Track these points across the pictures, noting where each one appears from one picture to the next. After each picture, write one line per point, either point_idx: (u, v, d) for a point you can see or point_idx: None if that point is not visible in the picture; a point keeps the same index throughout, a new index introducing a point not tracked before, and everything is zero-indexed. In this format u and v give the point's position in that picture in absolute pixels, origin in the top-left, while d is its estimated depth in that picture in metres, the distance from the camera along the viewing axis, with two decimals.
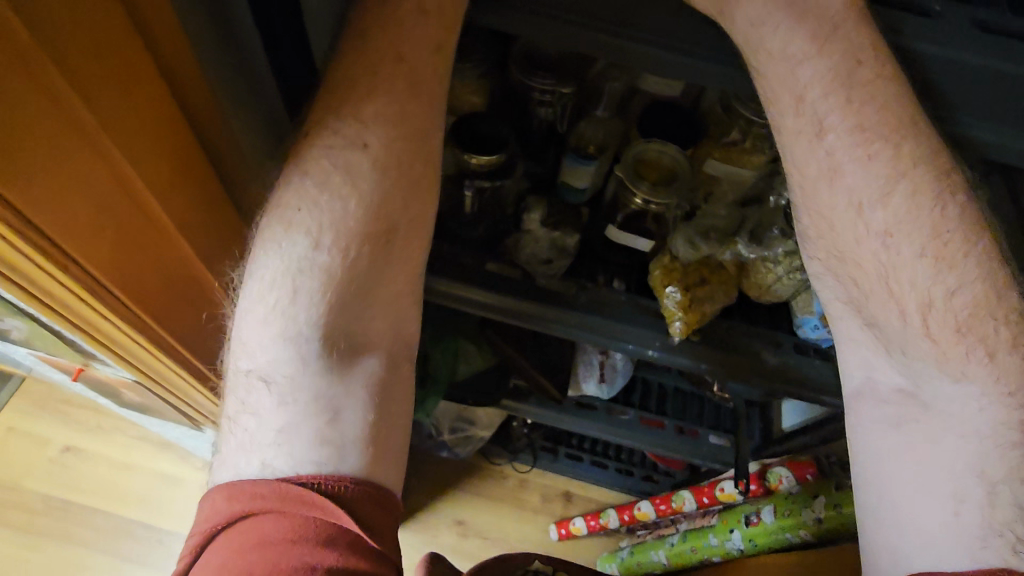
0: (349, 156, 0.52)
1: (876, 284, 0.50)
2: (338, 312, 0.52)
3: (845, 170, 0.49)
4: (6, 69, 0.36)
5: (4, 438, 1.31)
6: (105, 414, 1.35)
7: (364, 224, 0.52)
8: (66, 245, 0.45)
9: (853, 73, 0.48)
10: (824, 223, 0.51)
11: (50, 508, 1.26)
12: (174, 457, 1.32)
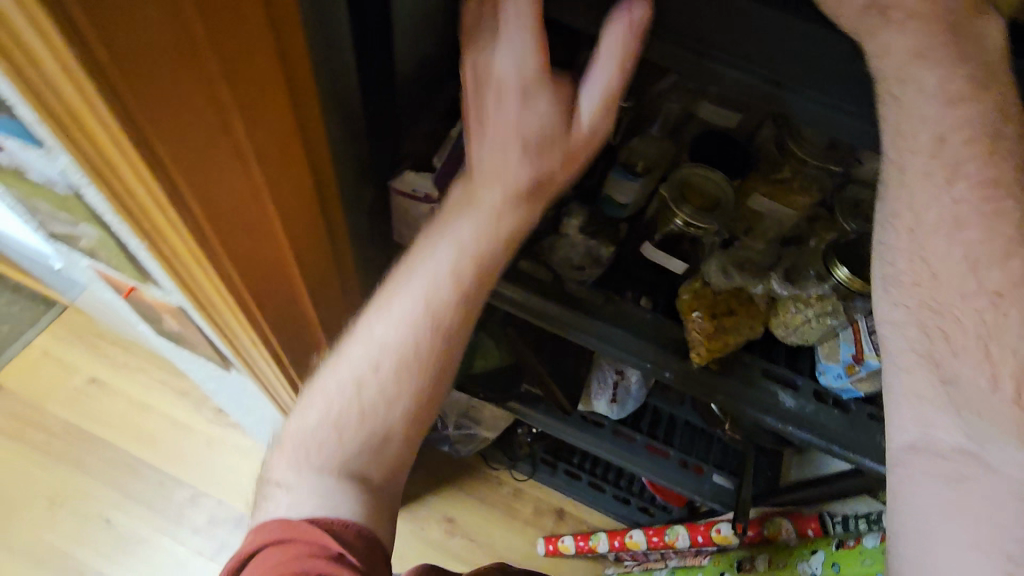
0: (369, 341, 0.52)
1: (971, 350, 0.43)
2: (346, 451, 0.51)
3: (970, 222, 0.43)
4: (188, 90, 0.36)
5: (39, 360, 1.38)
6: (133, 354, 1.40)
7: (370, 407, 0.51)
8: (224, 259, 0.47)
9: (999, 132, 0.42)
10: (926, 277, 0.44)
11: (66, 433, 1.31)
12: (187, 405, 1.37)
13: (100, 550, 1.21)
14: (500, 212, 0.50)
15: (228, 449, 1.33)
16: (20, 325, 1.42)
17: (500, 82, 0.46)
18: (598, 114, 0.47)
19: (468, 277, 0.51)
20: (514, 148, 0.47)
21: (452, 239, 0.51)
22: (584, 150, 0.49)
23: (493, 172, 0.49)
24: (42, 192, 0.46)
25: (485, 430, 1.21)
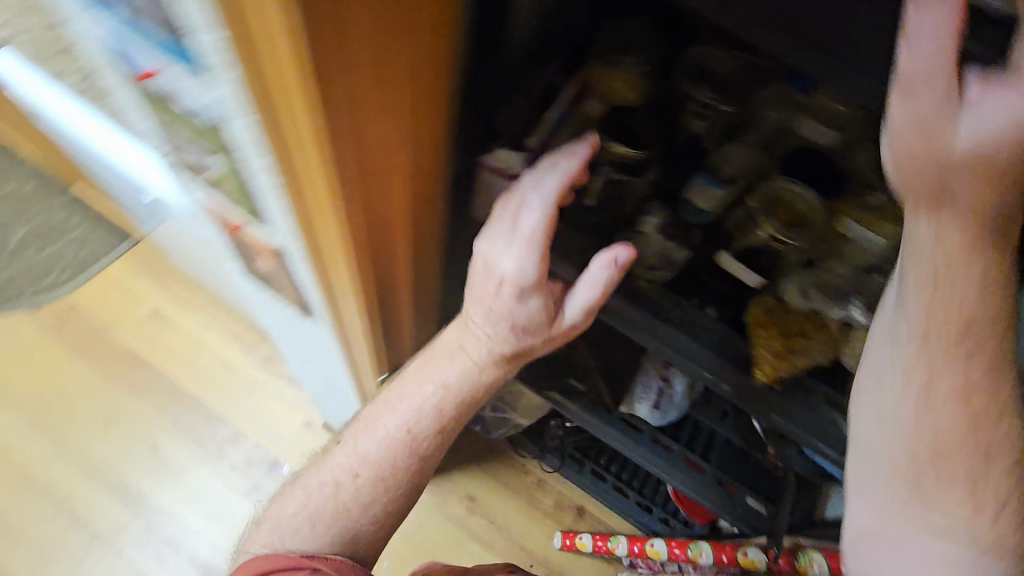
0: (361, 446, 0.69)
1: (903, 468, 0.51)
2: (323, 523, 0.67)
3: (917, 382, 0.48)
4: (364, 74, 0.40)
5: (110, 285, 1.47)
6: (196, 292, 1.47)
7: (353, 493, 0.68)
8: (359, 236, 0.52)
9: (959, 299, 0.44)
10: (878, 406, 0.51)
11: (126, 357, 1.39)
12: (238, 348, 1.43)
13: (144, 473, 1.27)
14: (473, 373, 0.67)
15: (271, 396, 1.38)
16: (98, 249, 1.50)
17: (502, 277, 0.59)
18: (578, 318, 0.61)
19: (442, 416, 0.68)
20: (503, 325, 0.62)
21: (437, 380, 0.67)
22: (557, 339, 0.65)
23: (474, 345, 0.66)
24: (191, 121, 0.48)
25: (519, 416, 1.22)
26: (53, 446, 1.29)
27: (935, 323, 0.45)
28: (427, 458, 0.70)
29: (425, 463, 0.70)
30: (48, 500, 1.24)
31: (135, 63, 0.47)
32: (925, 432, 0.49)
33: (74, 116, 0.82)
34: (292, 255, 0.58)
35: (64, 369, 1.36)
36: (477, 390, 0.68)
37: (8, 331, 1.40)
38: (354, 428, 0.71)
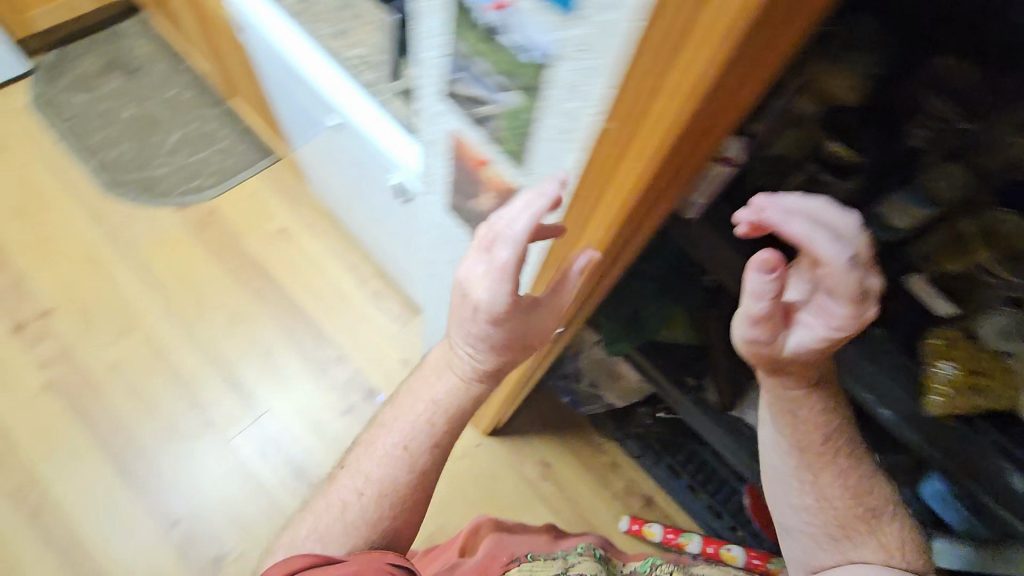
0: (367, 461, 0.67)
1: (805, 504, 0.66)
2: (337, 538, 0.62)
3: (782, 447, 0.66)
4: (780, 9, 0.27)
5: (247, 197, 1.57)
6: (322, 218, 1.57)
7: (370, 502, 0.64)
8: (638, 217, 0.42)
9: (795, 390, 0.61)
10: (770, 469, 0.70)
11: (252, 264, 1.49)
12: (354, 278, 1.51)
13: (258, 373, 1.38)
14: (463, 391, 0.65)
15: (377, 328, 1.47)
16: (241, 162, 1.61)
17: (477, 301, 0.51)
18: (554, 322, 0.56)
19: (437, 429, 0.66)
20: (483, 347, 0.58)
21: (428, 397, 0.67)
22: (535, 347, 0.60)
23: (456, 365, 0.64)
24: (510, 53, 0.38)
25: (612, 397, 1.23)
26: (183, 334, 1.39)
27: (802, 440, 0.64)
28: (432, 472, 0.68)
29: (431, 476, 0.68)
30: (172, 381, 1.34)
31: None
32: (824, 509, 0.65)
33: (275, 30, 0.85)
34: (541, 216, 0.49)
35: (200, 266, 1.47)
36: (467, 407, 0.66)
37: (154, 221, 1.51)
38: (358, 449, 0.69)
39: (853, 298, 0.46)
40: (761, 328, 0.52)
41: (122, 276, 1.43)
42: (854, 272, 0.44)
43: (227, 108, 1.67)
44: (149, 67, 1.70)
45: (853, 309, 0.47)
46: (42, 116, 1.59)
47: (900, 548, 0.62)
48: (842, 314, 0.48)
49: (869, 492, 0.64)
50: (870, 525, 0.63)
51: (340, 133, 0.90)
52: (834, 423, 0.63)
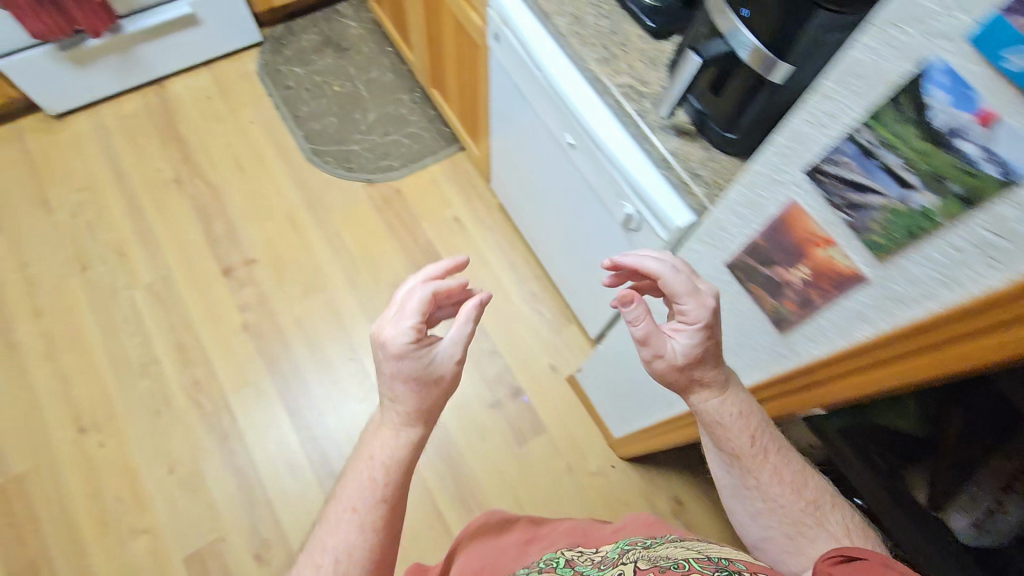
0: (321, 538, 0.59)
1: (753, 506, 0.63)
2: None
3: (722, 465, 0.65)
4: None
5: (428, 183, 1.66)
6: (493, 213, 1.64)
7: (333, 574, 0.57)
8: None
9: (713, 404, 0.62)
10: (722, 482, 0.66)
11: (425, 249, 1.58)
12: (514, 276, 1.56)
13: None
14: (397, 439, 0.62)
15: (531, 330, 1.51)
16: (426, 149, 1.70)
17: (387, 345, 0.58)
18: (459, 355, 0.61)
19: (384, 486, 0.61)
20: (402, 387, 0.60)
21: (370, 457, 0.62)
22: (450, 385, 0.63)
23: (385, 417, 0.63)
24: (951, 168, 0.35)
25: None
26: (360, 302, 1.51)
27: (732, 442, 0.62)
28: (389, 535, 0.61)
29: (389, 540, 0.61)
30: (345, 344, 1.46)
31: (931, 81, 0.34)
32: (773, 509, 0.61)
33: (540, 46, 0.87)
34: (879, 313, 0.45)
35: (380, 242, 1.58)
36: (410, 456, 0.63)
37: (346, 194, 1.63)
38: (317, 535, 0.60)
39: (688, 287, 0.58)
40: (646, 340, 0.59)
41: (315, 240, 1.57)
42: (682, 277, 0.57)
43: (420, 96, 1.77)
44: (358, 49, 1.84)
45: (695, 300, 0.58)
46: (264, 82, 1.76)
47: (846, 531, 0.59)
48: (693, 305, 0.58)
49: (806, 484, 0.61)
50: (817, 515, 0.59)
51: (577, 158, 0.93)
52: (754, 420, 0.62)
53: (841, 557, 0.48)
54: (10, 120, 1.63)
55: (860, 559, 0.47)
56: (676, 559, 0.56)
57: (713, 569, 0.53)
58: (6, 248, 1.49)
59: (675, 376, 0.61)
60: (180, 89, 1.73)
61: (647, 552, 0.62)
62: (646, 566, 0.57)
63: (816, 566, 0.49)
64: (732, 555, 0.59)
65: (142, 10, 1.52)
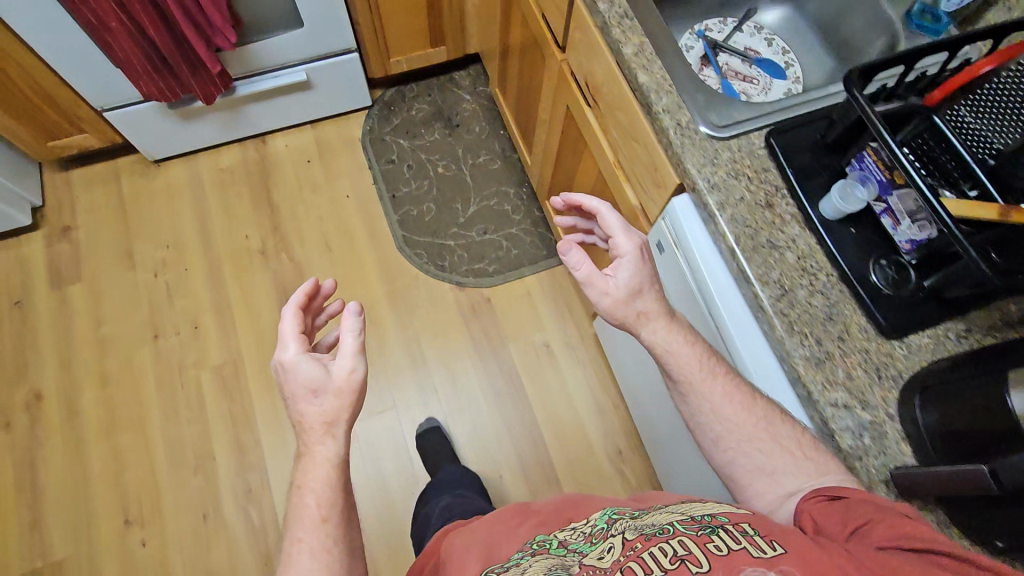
0: (290, 554, 0.62)
1: (711, 423, 0.68)
2: None
3: (690, 394, 0.69)
4: None
5: (521, 297, 1.52)
6: (587, 343, 1.49)
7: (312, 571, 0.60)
8: None
9: (666, 317, 0.71)
10: (684, 408, 0.71)
11: (507, 373, 1.46)
12: (599, 425, 1.42)
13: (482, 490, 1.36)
14: (332, 442, 0.66)
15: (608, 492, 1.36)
16: (525, 256, 1.56)
17: (293, 372, 0.67)
18: (354, 359, 0.67)
19: (333, 487, 0.65)
20: (309, 404, 0.67)
21: (306, 482, 0.65)
22: (354, 393, 0.67)
23: (309, 435, 0.67)
24: None
25: None
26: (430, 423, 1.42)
27: (682, 368, 0.69)
28: (347, 546, 0.64)
29: (348, 547, 0.64)
30: (404, 477, 1.37)
31: None
32: (724, 419, 0.67)
33: (722, 300, 0.72)
34: None
35: (460, 358, 1.47)
36: (336, 457, 0.66)
37: (435, 296, 1.51)
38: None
39: (622, 225, 0.73)
40: (590, 281, 0.70)
41: (393, 344, 1.47)
42: (615, 220, 0.74)
43: (528, 193, 1.63)
44: (468, 126, 1.70)
45: (624, 238, 0.73)
46: (366, 152, 1.65)
47: (798, 443, 0.63)
48: (626, 243, 0.73)
49: (755, 403, 0.67)
50: (769, 429, 0.65)
51: None
52: (698, 346, 0.71)
53: (821, 498, 0.57)
54: (109, 158, 1.57)
55: (841, 497, 0.56)
56: (660, 523, 0.58)
57: (696, 528, 0.55)
58: (83, 300, 1.43)
59: (623, 311, 0.70)
60: (281, 146, 1.63)
61: (633, 524, 0.62)
62: (633, 534, 0.58)
63: (803, 503, 0.58)
64: (714, 506, 0.60)
65: (258, 73, 1.42)
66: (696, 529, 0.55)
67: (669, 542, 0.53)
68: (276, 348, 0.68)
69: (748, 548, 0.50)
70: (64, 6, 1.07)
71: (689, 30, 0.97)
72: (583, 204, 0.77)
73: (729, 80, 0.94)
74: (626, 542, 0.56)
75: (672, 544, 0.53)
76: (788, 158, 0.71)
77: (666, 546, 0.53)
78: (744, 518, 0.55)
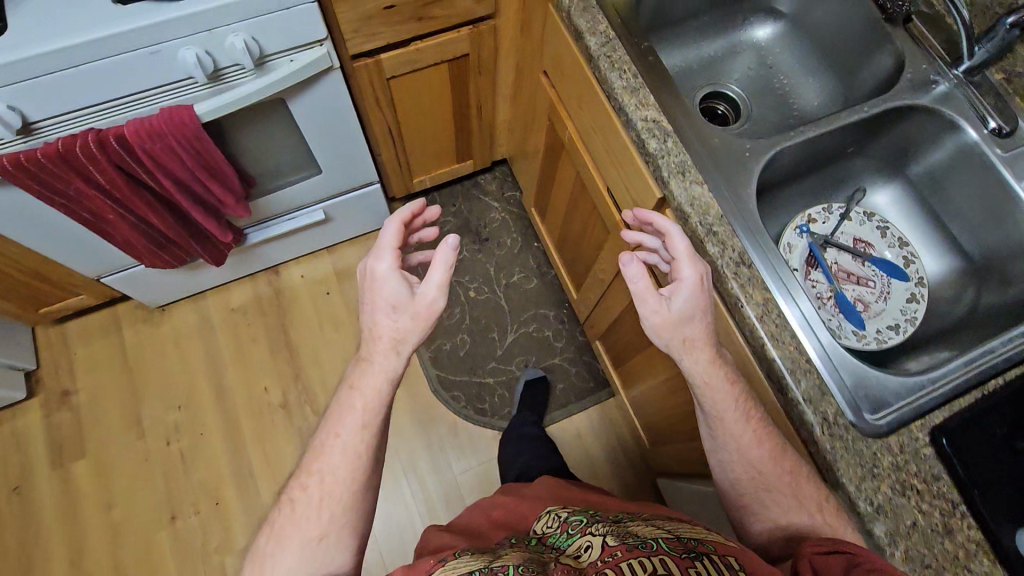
0: (325, 449, 0.65)
1: (730, 455, 0.64)
2: (311, 521, 0.63)
3: (723, 418, 0.63)
4: None
5: (570, 440, 1.39)
6: (646, 494, 1.35)
7: (337, 491, 0.64)
8: None
9: (716, 347, 0.63)
10: (707, 435, 0.66)
11: None
12: None
13: None
14: (390, 364, 0.66)
15: None
16: (571, 390, 1.42)
17: (380, 293, 0.66)
18: (435, 295, 0.64)
19: (371, 416, 0.66)
20: (381, 317, 0.66)
21: (356, 388, 0.66)
22: (430, 323, 0.65)
23: (367, 349, 0.67)
24: None
25: None
26: None
27: (716, 405, 0.63)
28: (370, 459, 0.66)
29: (372, 464, 0.66)
30: None
31: None
32: (749, 462, 0.63)
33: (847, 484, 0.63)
34: None
35: None
36: (388, 389, 0.66)
37: (476, 443, 1.38)
38: (306, 462, 0.66)
39: (689, 250, 0.62)
40: (639, 298, 0.61)
41: (435, 504, 1.33)
42: (686, 245, 0.63)
43: (569, 315, 1.49)
44: (498, 240, 1.56)
45: (691, 265, 0.62)
46: None
47: (819, 507, 0.60)
48: (688, 270, 0.62)
49: (787, 456, 0.63)
50: (795, 488, 0.61)
51: None
52: (738, 386, 0.64)
53: (825, 548, 0.53)
54: (106, 308, 1.42)
55: (846, 553, 0.53)
56: (644, 538, 0.61)
57: (680, 551, 0.58)
58: (90, 479, 1.28)
59: (669, 335, 0.62)
60: (296, 277, 1.49)
61: (620, 526, 0.66)
62: (615, 540, 0.61)
63: (801, 547, 0.55)
64: (703, 533, 0.63)
65: (271, 219, 1.28)
66: (680, 551, 0.58)
67: (648, 558, 0.56)
68: (376, 255, 0.67)
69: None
70: (53, 207, 0.91)
71: (790, 223, 0.84)
72: (652, 222, 0.67)
73: (842, 286, 0.80)
74: (606, 548, 0.59)
75: (654, 560, 0.56)
76: (965, 467, 0.58)
77: (646, 562, 0.55)
78: (729, 553, 0.58)
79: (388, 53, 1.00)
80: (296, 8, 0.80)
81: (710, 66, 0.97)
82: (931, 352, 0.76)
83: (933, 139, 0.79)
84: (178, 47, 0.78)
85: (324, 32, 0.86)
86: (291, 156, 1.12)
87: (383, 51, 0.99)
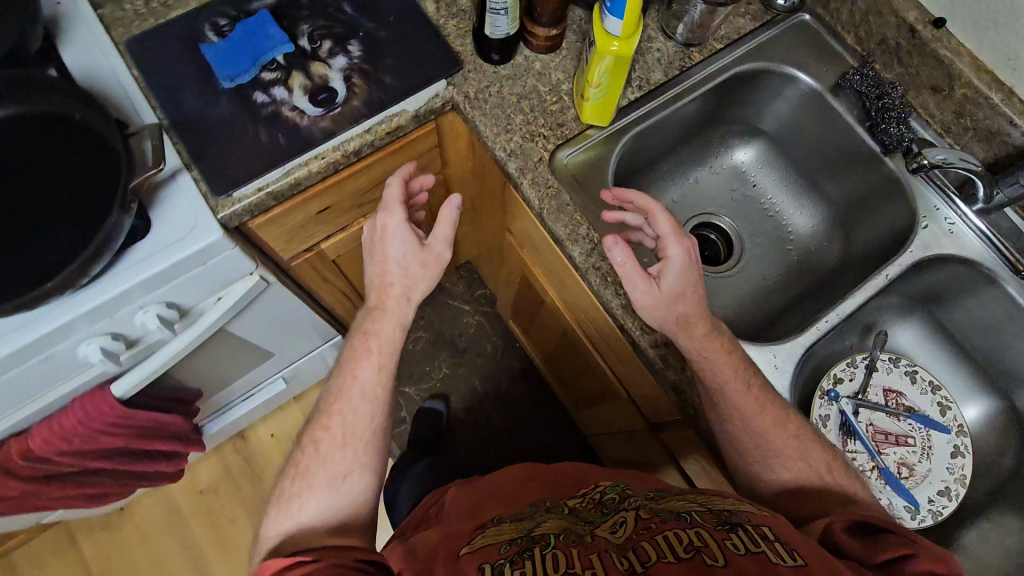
0: (342, 390, 0.61)
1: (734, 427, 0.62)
2: (336, 459, 0.59)
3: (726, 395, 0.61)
4: None
5: None
6: None
7: (363, 433, 0.60)
8: None
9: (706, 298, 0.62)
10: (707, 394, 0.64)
11: None
12: None
13: None
14: (404, 312, 0.62)
15: None
16: None
17: (384, 257, 0.61)
18: (446, 236, 0.60)
19: (385, 359, 0.61)
20: (390, 269, 0.61)
21: (365, 335, 0.62)
22: (440, 271, 0.61)
23: (379, 303, 0.62)
24: None
25: None
26: None
27: (713, 376, 0.61)
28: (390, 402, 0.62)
29: (390, 408, 0.62)
30: None
31: None
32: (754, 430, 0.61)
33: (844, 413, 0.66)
34: None
35: None
36: (401, 334, 0.62)
37: None
38: (324, 405, 0.62)
39: (675, 229, 0.59)
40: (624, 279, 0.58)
41: None
42: (673, 225, 0.60)
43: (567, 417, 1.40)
44: (478, 347, 1.45)
45: (678, 244, 0.59)
46: None
47: (830, 468, 0.62)
48: (675, 248, 0.60)
49: (791, 419, 0.63)
50: (802, 449, 0.62)
51: None
52: (735, 353, 0.62)
53: (857, 521, 0.54)
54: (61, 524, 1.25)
55: (878, 526, 0.53)
56: (675, 510, 0.53)
57: (715, 522, 0.49)
58: None
59: (662, 315, 0.60)
60: (264, 437, 1.34)
61: (648, 500, 0.56)
62: (644, 512, 0.53)
63: (832, 521, 0.54)
64: (739, 501, 0.54)
65: (228, 406, 1.14)
66: (714, 523, 0.49)
67: (683, 530, 0.48)
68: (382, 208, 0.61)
69: (768, 553, 0.45)
70: None
71: (816, 388, 0.76)
72: (630, 200, 0.64)
73: (883, 454, 0.73)
74: (639, 520, 0.51)
75: (688, 533, 0.48)
76: None
77: (679, 536, 0.47)
78: (766, 521, 0.49)
79: (329, 243, 0.86)
80: (213, 260, 0.65)
81: (694, 198, 0.87)
82: (990, 518, 0.71)
83: (967, 286, 0.73)
84: (75, 346, 0.63)
85: (253, 266, 0.71)
86: (238, 362, 0.98)
87: (321, 242, 0.85)
